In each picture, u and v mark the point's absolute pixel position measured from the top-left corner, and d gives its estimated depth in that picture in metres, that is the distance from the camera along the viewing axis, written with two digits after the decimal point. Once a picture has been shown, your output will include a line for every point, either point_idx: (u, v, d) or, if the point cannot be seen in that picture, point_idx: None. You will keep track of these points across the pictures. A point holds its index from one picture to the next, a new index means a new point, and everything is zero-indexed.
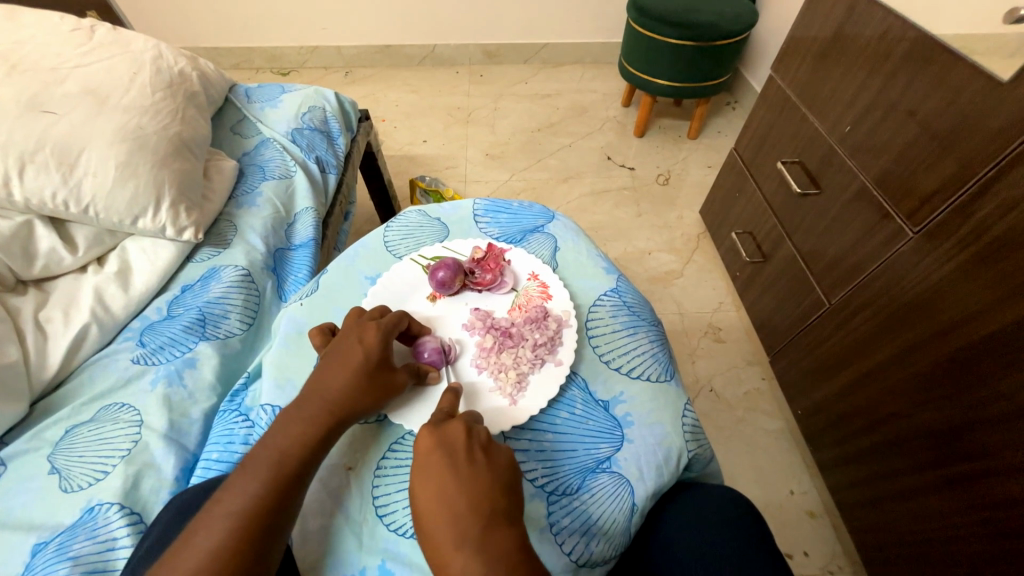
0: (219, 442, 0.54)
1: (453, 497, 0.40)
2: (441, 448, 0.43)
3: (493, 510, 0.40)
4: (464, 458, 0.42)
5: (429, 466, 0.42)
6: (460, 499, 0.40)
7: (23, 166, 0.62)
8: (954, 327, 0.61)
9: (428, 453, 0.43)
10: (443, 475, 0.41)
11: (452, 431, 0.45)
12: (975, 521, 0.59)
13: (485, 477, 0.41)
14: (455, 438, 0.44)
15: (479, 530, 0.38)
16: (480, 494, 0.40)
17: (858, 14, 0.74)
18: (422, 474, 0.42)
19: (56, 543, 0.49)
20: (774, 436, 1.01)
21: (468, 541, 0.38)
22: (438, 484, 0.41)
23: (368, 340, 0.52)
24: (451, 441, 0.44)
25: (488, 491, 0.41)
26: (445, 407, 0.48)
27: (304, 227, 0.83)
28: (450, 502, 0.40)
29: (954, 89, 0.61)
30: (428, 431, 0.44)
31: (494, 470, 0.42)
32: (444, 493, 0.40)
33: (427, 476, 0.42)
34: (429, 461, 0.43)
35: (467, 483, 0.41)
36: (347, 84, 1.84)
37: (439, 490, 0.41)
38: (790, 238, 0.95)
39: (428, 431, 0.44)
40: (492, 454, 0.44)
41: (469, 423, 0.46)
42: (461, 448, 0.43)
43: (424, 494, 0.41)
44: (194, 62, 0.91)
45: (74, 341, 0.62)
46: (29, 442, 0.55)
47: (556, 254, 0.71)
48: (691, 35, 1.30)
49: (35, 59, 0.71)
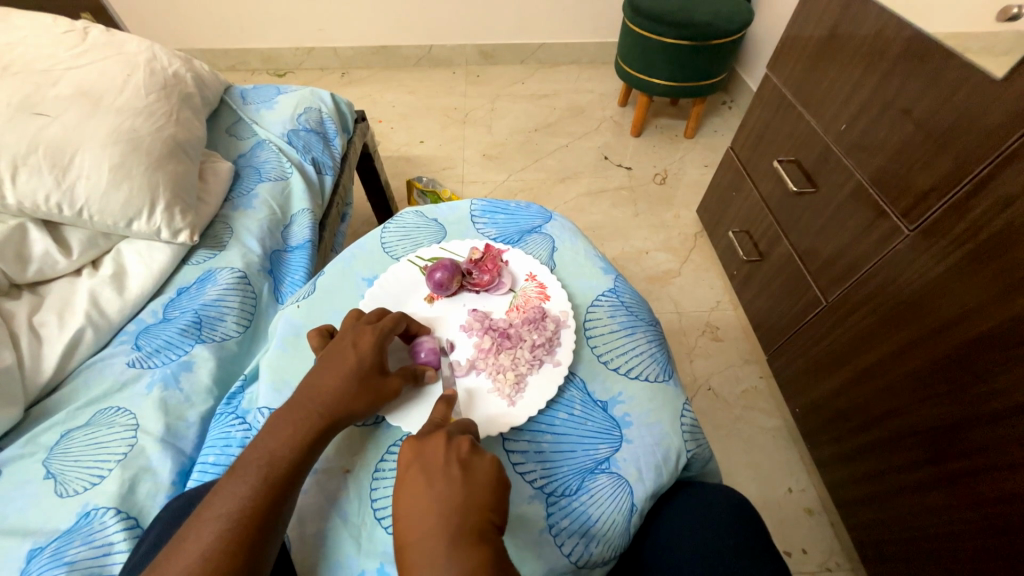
0: (215, 445, 0.54)
1: (427, 509, 0.40)
2: (418, 461, 0.43)
3: (462, 525, 0.39)
4: (439, 471, 0.42)
5: (406, 483, 0.42)
6: (438, 507, 0.39)
7: (15, 169, 0.62)
8: (950, 325, 0.61)
9: (407, 466, 0.43)
10: (419, 489, 0.41)
11: (432, 442, 0.44)
12: (972, 517, 0.59)
13: (457, 493, 0.40)
14: (435, 453, 0.43)
15: (448, 544, 0.38)
16: (455, 505, 0.40)
17: (854, 13, 0.74)
18: (399, 486, 0.42)
19: (52, 548, 0.48)
20: (771, 434, 1.01)
21: (438, 556, 0.37)
22: (412, 497, 0.41)
23: (362, 345, 0.52)
24: (429, 457, 0.43)
25: (466, 503, 0.40)
26: (437, 418, 0.48)
27: (300, 229, 0.83)
28: (423, 515, 0.39)
29: (949, 88, 0.62)
30: (409, 444, 0.44)
31: (469, 483, 0.41)
32: (417, 509, 0.40)
33: (403, 491, 0.42)
34: (407, 477, 0.42)
35: (439, 499, 0.40)
36: (344, 85, 1.84)
37: (414, 506, 0.40)
38: (786, 237, 0.95)
39: (409, 444, 0.45)
40: (472, 467, 0.42)
41: (451, 435, 0.45)
42: (439, 462, 0.42)
43: (399, 507, 0.41)
44: (188, 63, 0.91)
45: (70, 345, 0.61)
46: (24, 447, 0.55)
47: (553, 254, 0.71)
48: (688, 34, 1.30)
49: (28, 61, 0.71)
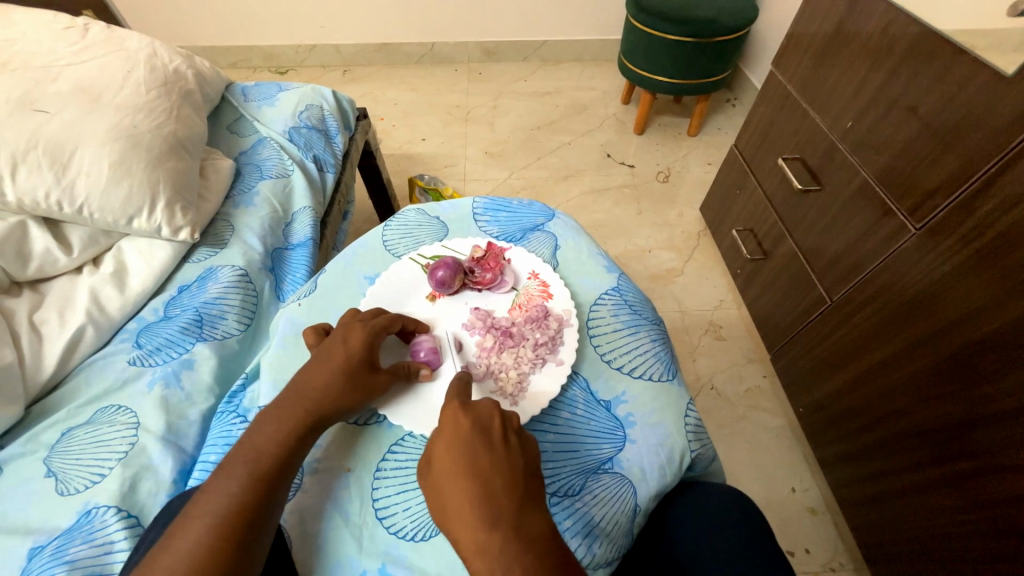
0: (216, 444, 0.53)
1: (490, 474, 0.41)
2: (473, 425, 0.44)
3: (527, 494, 0.41)
4: (499, 439, 0.43)
5: (464, 444, 0.43)
6: (497, 476, 0.41)
7: (15, 166, 0.62)
8: (957, 325, 0.60)
9: (463, 428, 0.44)
10: (478, 450, 0.42)
11: (483, 409, 0.46)
12: (977, 519, 0.59)
13: (520, 462, 0.42)
14: (489, 420, 0.45)
15: (516, 509, 0.39)
16: (515, 476, 0.41)
17: (860, 8, 0.73)
18: (450, 447, 0.43)
19: (52, 547, 0.48)
20: (775, 434, 1.00)
21: (505, 522, 0.38)
22: (468, 459, 0.42)
23: (350, 341, 0.51)
24: (485, 422, 0.45)
25: (523, 474, 0.42)
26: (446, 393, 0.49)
27: (302, 226, 0.83)
28: (485, 480, 0.41)
29: (956, 84, 0.61)
30: (464, 408, 0.45)
31: (526, 455, 0.43)
32: (480, 470, 0.41)
33: (459, 451, 0.43)
34: (463, 437, 0.43)
35: (502, 464, 0.42)
36: (345, 83, 1.83)
37: (473, 467, 0.41)
38: (790, 235, 0.94)
39: (459, 408, 0.46)
40: (524, 439, 0.45)
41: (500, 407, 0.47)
42: (498, 430, 0.44)
43: (446, 468, 0.42)
44: (189, 60, 0.91)
45: (70, 343, 0.61)
46: (25, 445, 0.54)
47: (556, 253, 0.70)
48: (691, 31, 1.29)
49: (27, 57, 0.70)
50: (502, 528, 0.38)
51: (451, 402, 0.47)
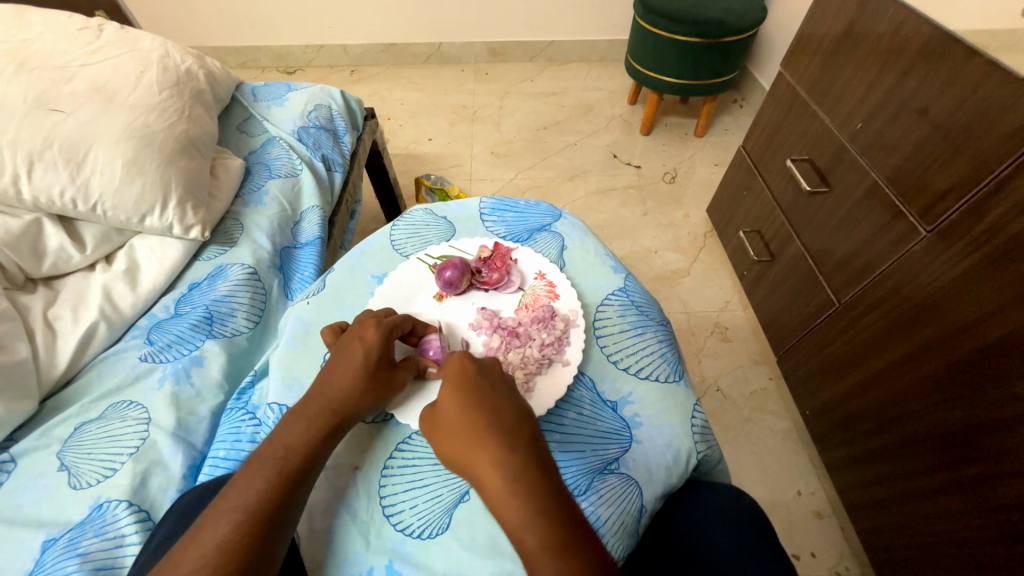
0: (226, 440, 0.54)
1: (501, 410, 0.46)
2: (477, 372, 0.49)
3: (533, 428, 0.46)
4: (500, 383, 0.48)
5: (473, 389, 0.47)
6: (508, 414, 0.45)
7: (31, 165, 0.63)
8: (969, 328, 0.60)
9: (468, 376, 0.48)
10: (487, 393, 0.47)
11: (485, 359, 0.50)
12: (986, 525, 0.59)
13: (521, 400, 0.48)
14: (490, 366, 0.50)
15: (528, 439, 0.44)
16: (522, 414, 0.46)
17: (871, 10, 0.73)
18: (461, 393, 0.47)
19: (65, 539, 0.49)
20: (781, 437, 1.00)
21: (521, 448, 0.43)
22: (480, 399, 0.46)
23: (367, 338, 0.52)
24: (485, 368, 0.50)
25: (528, 417, 0.46)
26: None
27: (310, 225, 0.83)
28: (498, 417, 0.45)
29: (969, 87, 0.60)
30: (464, 360, 0.49)
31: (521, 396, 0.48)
32: (493, 410, 0.46)
33: (470, 394, 0.47)
34: (471, 384, 0.47)
35: (508, 403, 0.47)
36: (353, 83, 1.84)
37: (484, 407, 0.46)
38: (798, 237, 0.94)
39: (463, 356, 0.50)
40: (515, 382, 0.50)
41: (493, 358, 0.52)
42: (497, 374, 0.49)
43: (454, 415, 0.46)
44: (201, 60, 0.91)
45: (83, 339, 0.62)
46: (38, 439, 0.55)
47: (563, 253, 0.70)
48: (699, 32, 1.28)
49: (42, 57, 0.71)
50: (521, 453, 0.43)
51: (453, 354, 0.50)
